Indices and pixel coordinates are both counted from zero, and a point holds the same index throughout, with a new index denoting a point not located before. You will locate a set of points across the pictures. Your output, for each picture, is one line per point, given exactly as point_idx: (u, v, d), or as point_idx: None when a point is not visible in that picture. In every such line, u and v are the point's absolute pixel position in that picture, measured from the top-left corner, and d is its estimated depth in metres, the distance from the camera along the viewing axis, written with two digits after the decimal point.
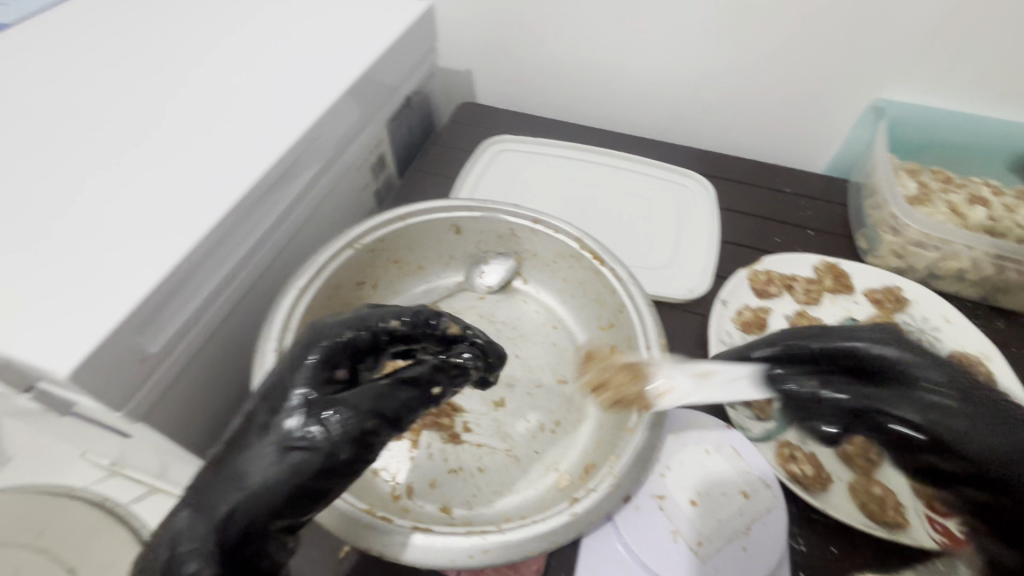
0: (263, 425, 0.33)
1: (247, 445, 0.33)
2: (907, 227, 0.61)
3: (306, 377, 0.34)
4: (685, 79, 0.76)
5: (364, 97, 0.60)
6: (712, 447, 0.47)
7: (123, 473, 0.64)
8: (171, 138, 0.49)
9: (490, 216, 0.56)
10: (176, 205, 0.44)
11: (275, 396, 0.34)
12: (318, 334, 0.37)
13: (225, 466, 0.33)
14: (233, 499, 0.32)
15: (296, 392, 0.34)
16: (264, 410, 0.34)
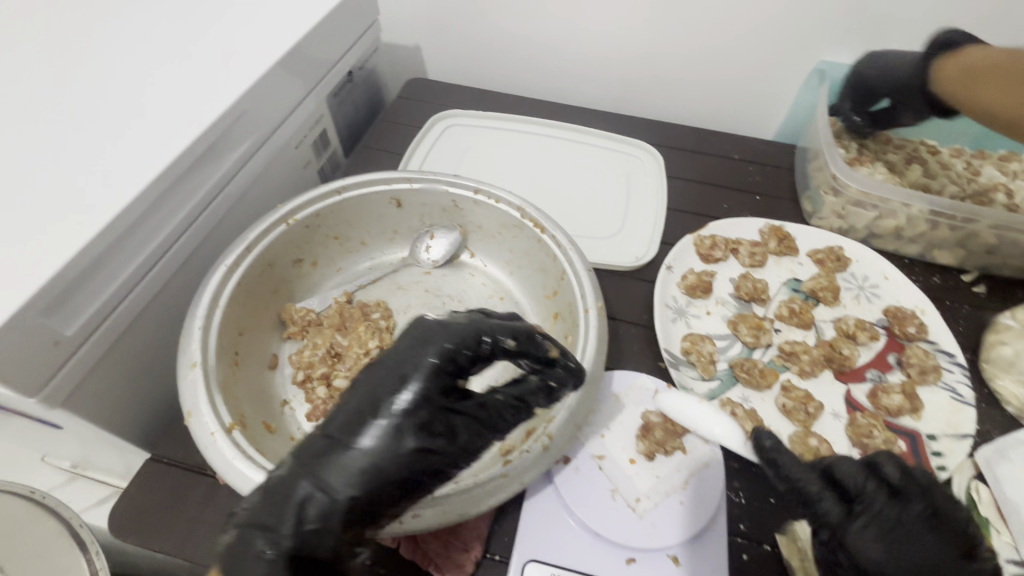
0: (364, 414, 0.32)
1: (344, 431, 0.32)
2: (847, 188, 0.61)
3: (426, 376, 0.33)
4: (632, 48, 0.76)
5: (297, 70, 0.58)
6: (652, 407, 0.48)
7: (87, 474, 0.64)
8: (82, 114, 0.46)
9: (431, 187, 0.56)
10: (86, 182, 0.42)
11: (384, 389, 0.33)
12: (433, 325, 0.35)
13: (317, 450, 0.32)
14: (320, 489, 0.30)
15: (411, 391, 0.33)
16: (374, 397, 0.33)
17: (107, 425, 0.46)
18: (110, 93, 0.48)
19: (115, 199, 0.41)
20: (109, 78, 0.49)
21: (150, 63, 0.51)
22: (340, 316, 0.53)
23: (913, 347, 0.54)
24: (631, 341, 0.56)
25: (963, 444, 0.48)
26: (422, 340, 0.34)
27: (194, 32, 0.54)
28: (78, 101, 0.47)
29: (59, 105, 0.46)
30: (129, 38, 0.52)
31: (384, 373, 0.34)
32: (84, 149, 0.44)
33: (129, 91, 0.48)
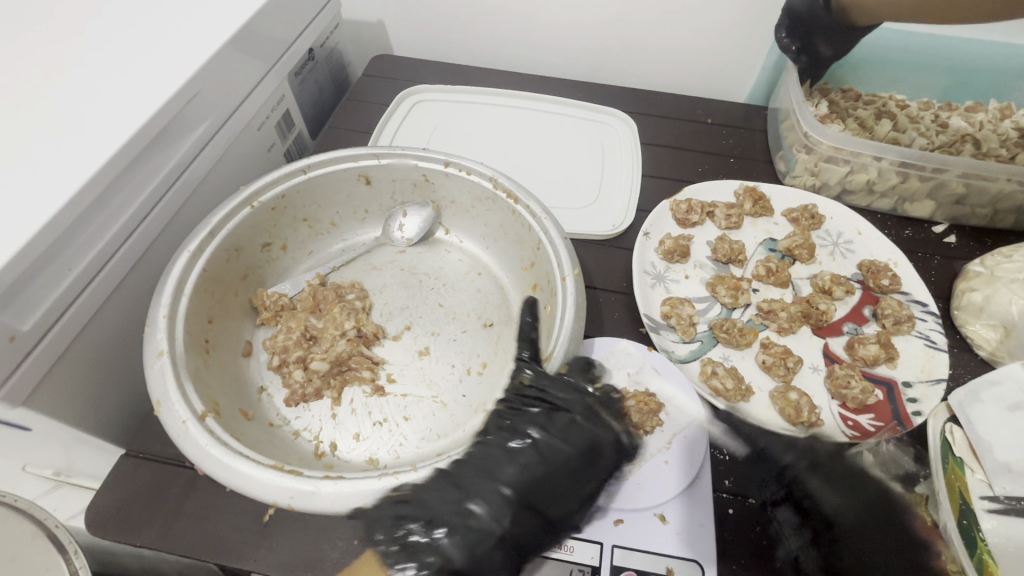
0: (535, 468, 0.40)
1: (514, 473, 0.39)
2: (818, 144, 0.61)
3: (598, 453, 0.42)
4: (600, 14, 0.74)
5: (252, 47, 0.55)
6: (633, 370, 0.49)
7: (71, 480, 0.63)
8: (20, 100, 0.43)
9: (399, 162, 0.54)
10: (31, 169, 0.40)
11: (557, 457, 0.41)
12: (600, 411, 0.44)
13: (478, 481, 0.38)
14: (495, 522, 0.37)
15: (575, 464, 0.41)
16: (545, 455, 0.40)
17: (74, 422, 0.45)
18: (48, 77, 0.45)
19: (62, 186, 0.39)
20: (44, 61, 0.46)
21: (89, 43, 0.48)
22: (314, 299, 0.52)
23: (887, 299, 0.55)
24: (612, 308, 0.55)
25: (935, 388, 0.49)
26: (591, 425, 0.43)
27: (136, 10, 0.51)
28: (13, 86, 0.44)
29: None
30: (63, 19, 0.49)
31: (561, 438, 0.41)
32: (23, 137, 0.41)
33: (69, 74, 0.46)
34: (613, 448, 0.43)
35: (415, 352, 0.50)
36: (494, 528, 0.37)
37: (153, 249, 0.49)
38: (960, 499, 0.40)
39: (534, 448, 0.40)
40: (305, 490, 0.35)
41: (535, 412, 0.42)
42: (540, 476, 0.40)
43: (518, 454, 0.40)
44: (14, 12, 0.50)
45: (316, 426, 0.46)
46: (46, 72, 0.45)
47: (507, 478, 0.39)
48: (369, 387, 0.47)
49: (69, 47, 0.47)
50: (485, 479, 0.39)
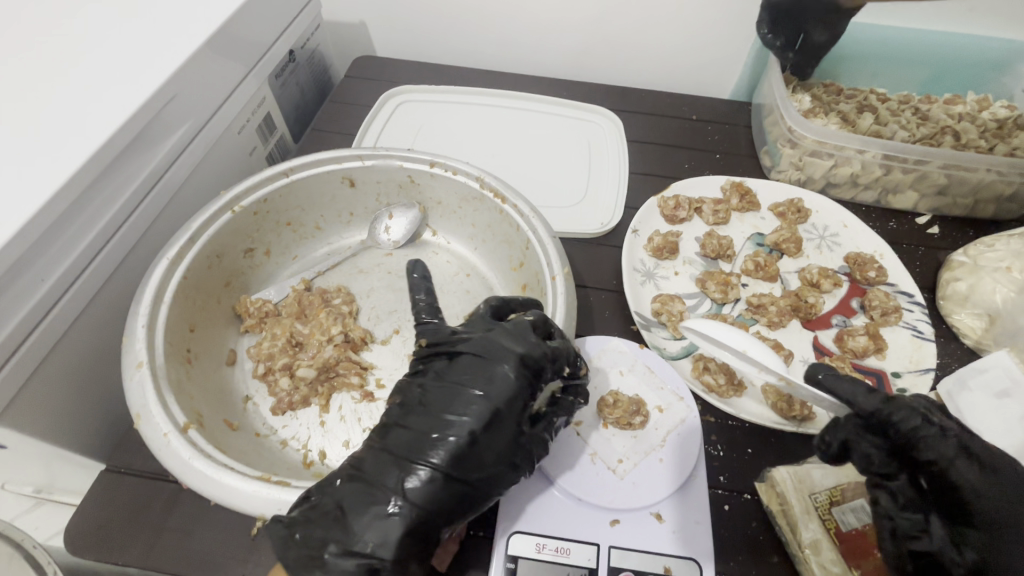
0: (446, 410, 0.35)
1: (403, 436, 0.35)
2: (803, 138, 0.62)
3: (501, 391, 0.35)
4: (584, 13, 0.74)
5: (230, 49, 0.54)
6: (626, 368, 0.48)
7: (52, 497, 0.61)
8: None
9: (384, 164, 0.53)
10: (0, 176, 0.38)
11: (460, 396, 0.35)
12: (496, 341, 0.37)
13: (398, 447, 0.34)
14: (421, 468, 0.33)
15: (482, 396, 0.35)
16: (440, 405, 0.35)
17: (51, 435, 0.43)
18: (14, 80, 0.44)
19: (31, 193, 0.38)
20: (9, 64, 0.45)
21: (56, 46, 0.46)
22: (299, 304, 0.50)
23: (874, 290, 0.55)
24: (603, 307, 0.55)
25: (923, 378, 0.49)
26: (491, 352, 0.37)
27: (105, 11, 0.50)
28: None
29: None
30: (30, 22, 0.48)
31: (453, 384, 0.36)
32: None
33: (36, 78, 0.44)
34: (519, 368, 0.36)
35: (404, 356, 0.49)
36: (421, 484, 0.33)
37: (130, 257, 0.48)
38: None
39: (436, 397, 0.36)
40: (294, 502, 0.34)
41: (439, 362, 0.38)
42: (454, 415, 0.35)
43: (440, 396, 0.36)
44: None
45: (304, 434, 0.44)
46: (13, 76, 0.44)
47: (424, 429, 0.35)
48: (358, 393, 0.46)
49: (34, 50, 0.46)
50: (404, 440, 0.35)
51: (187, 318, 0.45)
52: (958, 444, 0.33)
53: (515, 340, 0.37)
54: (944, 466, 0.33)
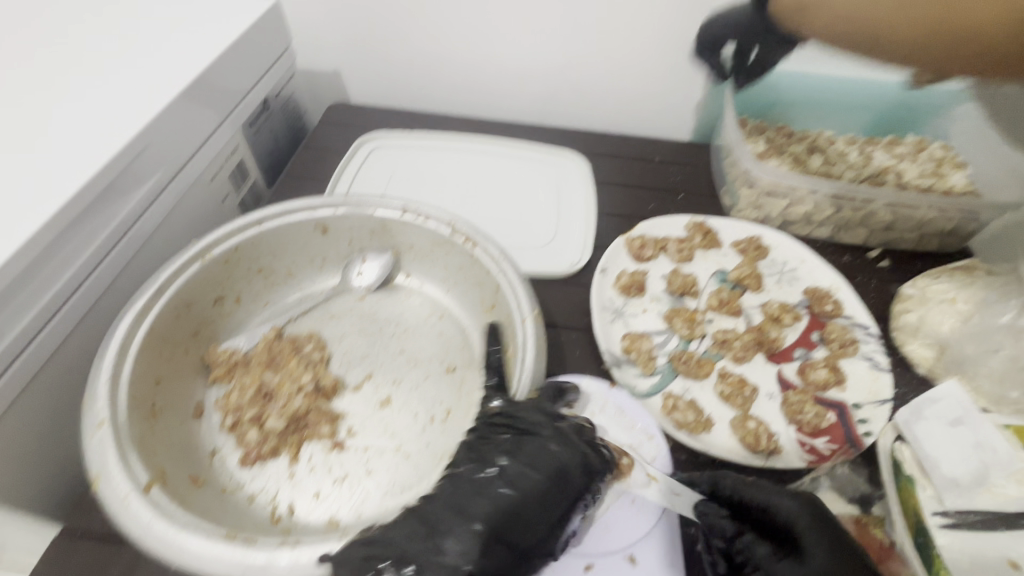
0: (515, 485, 0.38)
1: (479, 501, 0.37)
2: (758, 180, 0.65)
3: (566, 477, 0.39)
4: (550, 62, 0.77)
5: (203, 101, 0.55)
6: (598, 410, 0.48)
7: None
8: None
9: (356, 211, 0.55)
10: None
11: (525, 470, 0.38)
12: (567, 433, 0.41)
13: (474, 512, 0.36)
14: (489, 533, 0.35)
15: (546, 479, 0.39)
16: (514, 479, 0.38)
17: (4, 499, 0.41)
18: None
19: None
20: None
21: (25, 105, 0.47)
22: (269, 353, 0.50)
23: (832, 324, 0.58)
24: (573, 346, 0.56)
25: (882, 409, 0.51)
26: (551, 438, 0.41)
27: (76, 72, 0.51)
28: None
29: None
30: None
31: (526, 465, 0.39)
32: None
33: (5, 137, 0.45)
34: (582, 460, 0.41)
35: (377, 402, 0.49)
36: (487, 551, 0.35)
37: (95, 309, 0.47)
38: (915, 517, 0.42)
39: (512, 473, 0.38)
40: (258, 563, 0.34)
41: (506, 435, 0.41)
42: (530, 493, 0.38)
43: (515, 472, 0.38)
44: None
45: (273, 487, 0.44)
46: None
47: (490, 493, 0.37)
48: (328, 443, 0.46)
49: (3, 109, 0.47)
50: (467, 502, 0.37)
51: (151, 371, 0.44)
52: (761, 484, 0.40)
53: (587, 442, 0.42)
54: (772, 515, 0.39)
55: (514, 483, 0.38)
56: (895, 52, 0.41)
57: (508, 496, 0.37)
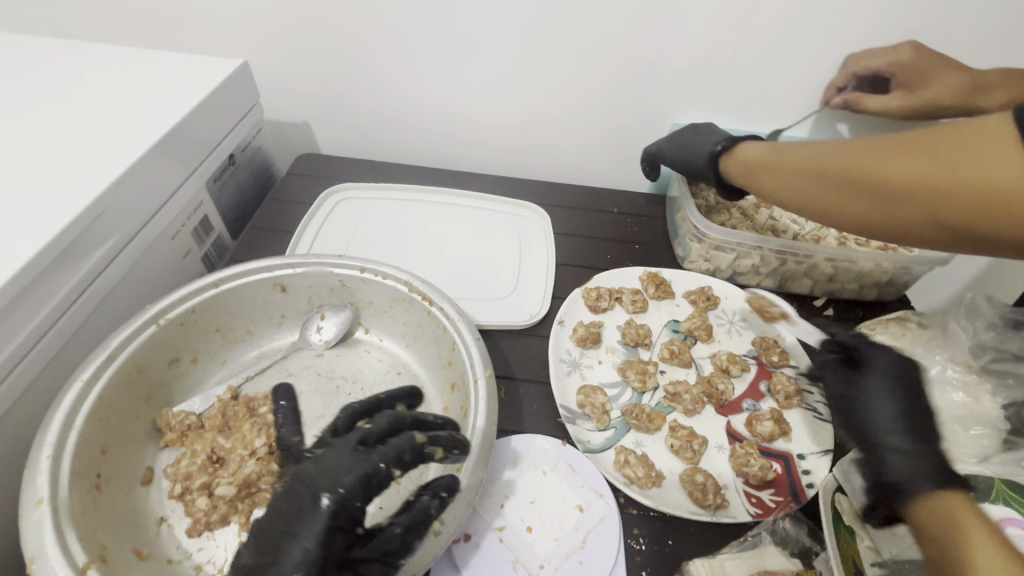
0: (315, 520, 0.37)
1: (291, 513, 0.38)
2: (707, 235, 0.69)
3: (356, 471, 0.39)
4: (512, 119, 0.81)
5: (165, 163, 0.57)
6: (549, 468, 0.49)
7: None
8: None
9: (315, 270, 0.56)
10: None
11: (320, 474, 0.39)
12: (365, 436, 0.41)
13: (282, 523, 0.38)
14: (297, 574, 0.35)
15: (342, 480, 0.38)
16: (308, 486, 0.39)
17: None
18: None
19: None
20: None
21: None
22: (223, 416, 0.50)
23: (778, 375, 0.60)
24: (530, 400, 0.57)
25: (824, 460, 0.53)
26: (355, 447, 0.41)
27: (36, 145, 0.52)
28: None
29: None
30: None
31: (324, 468, 0.40)
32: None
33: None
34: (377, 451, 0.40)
35: None
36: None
37: (45, 374, 0.47)
38: (853, 567, 0.44)
39: (309, 478, 0.39)
40: None
41: (308, 467, 0.40)
42: (324, 491, 0.38)
43: (311, 477, 0.39)
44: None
45: (221, 557, 0.43)
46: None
47: (295, 532, 0.37)
48: None
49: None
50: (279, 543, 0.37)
51: (97, 441, 0.43)
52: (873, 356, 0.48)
53: (387, 454, 0.40)
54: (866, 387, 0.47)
55: (309, 520, 0.37)
56: (873, 231, 0.42)
57: (310, 533, 0.37)
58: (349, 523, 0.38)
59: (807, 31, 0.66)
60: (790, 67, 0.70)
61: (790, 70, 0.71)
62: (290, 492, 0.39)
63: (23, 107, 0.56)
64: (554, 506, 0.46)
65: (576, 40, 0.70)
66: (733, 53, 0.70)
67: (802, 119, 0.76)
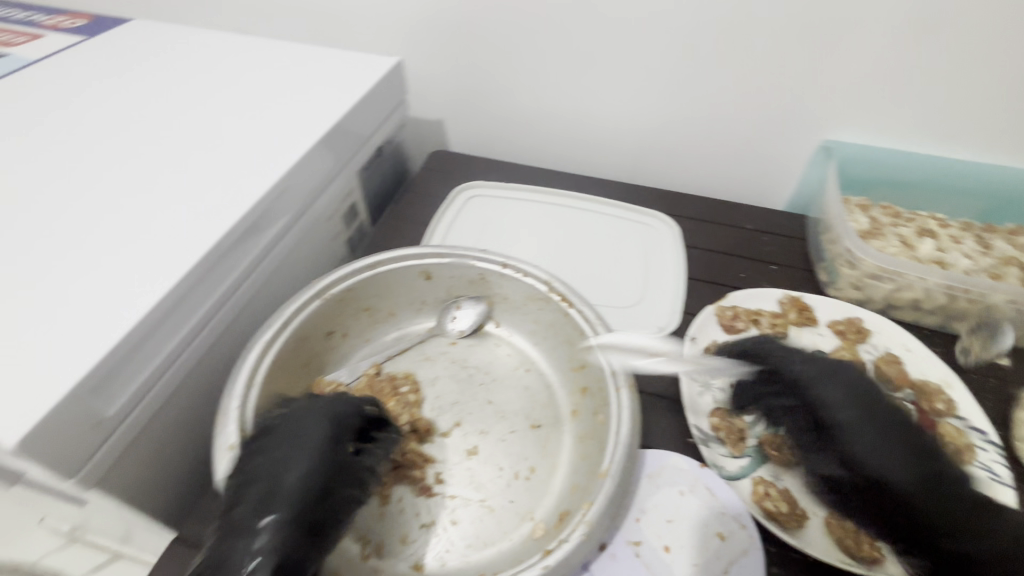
0: (280, 468, 0.38)
1: (246, 489, 0.38)
2: (863, 261, 0.63)
3: (312, 435, 0.41)
4: (646, 126, 0.80)
5: (333, 149, 0.62)
6: (686, 488, 0.47)
7: (116, 549, 0.71)
8: (130, 211, 0.49)
9: (459, 262, 0.58)
10: (152, 261, 0.45)
11: (268, 448, 0.40)
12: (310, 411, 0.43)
13: (246, 494, 0.37)
14: (271, 513, 0.36)
15: (293, 449, 0.39)
16: (264, 461, 0.39)
17: (141, 507, 0.46)
18: (155, 189, 0.51)
19: (156, 288, 0.43)
20: (153, 173, 0.52)
21: (190, 158, 0.54)
22: (371, 389, 0.54)
23: (942, 424, 0.54)
24: (658, 415, 0.56)
25: None
26: (299, 422, 0.42)
27: (232, 129, 0.58)
28: (128, 196, 0.50)
29: (108, 203, 0.49)
30: (170, 137, 0.57)
31: (279, 441, 0.40)
32: (127, 244, 0.46)
33: (172, 184, 0.51)
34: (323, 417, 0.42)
35: (464, 451, 0.51)
36: (275, 533, 0.35)
37: (229, 333, 0.52)
38: None
39: (260, 457, 0.39)
40: None
41: (266, 434, 0.42)
42: (278, 459, 0.39)
43: (266, 453, 0.39)
44: (126, 131, 0.57)
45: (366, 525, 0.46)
46: (150, 184, 0.52)
47: (268, 482, 0.38)
48: (417, 487, 0.48)
49: (172, 161, 0.54)
50: (252, 494, 0.37)
51: (266, 396, 0.47)
52: None
53: (333, 416, 0.43)
54: None
55: (271, 485, 0.37)
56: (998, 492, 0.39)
57: (282, 476, 0.38)
58: (319, 470, 0.39)
59: (1009, 42, 0.59)
60: (978, 82, 0.63)
61: (977, 85, 0.63)
62: (244, 471, 0.39)
63: (214, 90, 0.63)
64: (692, 529, 0.45)
65: (729, 45, 0.67)
66: (909, 64, 0.64)
67: (984, 141, 0.68)
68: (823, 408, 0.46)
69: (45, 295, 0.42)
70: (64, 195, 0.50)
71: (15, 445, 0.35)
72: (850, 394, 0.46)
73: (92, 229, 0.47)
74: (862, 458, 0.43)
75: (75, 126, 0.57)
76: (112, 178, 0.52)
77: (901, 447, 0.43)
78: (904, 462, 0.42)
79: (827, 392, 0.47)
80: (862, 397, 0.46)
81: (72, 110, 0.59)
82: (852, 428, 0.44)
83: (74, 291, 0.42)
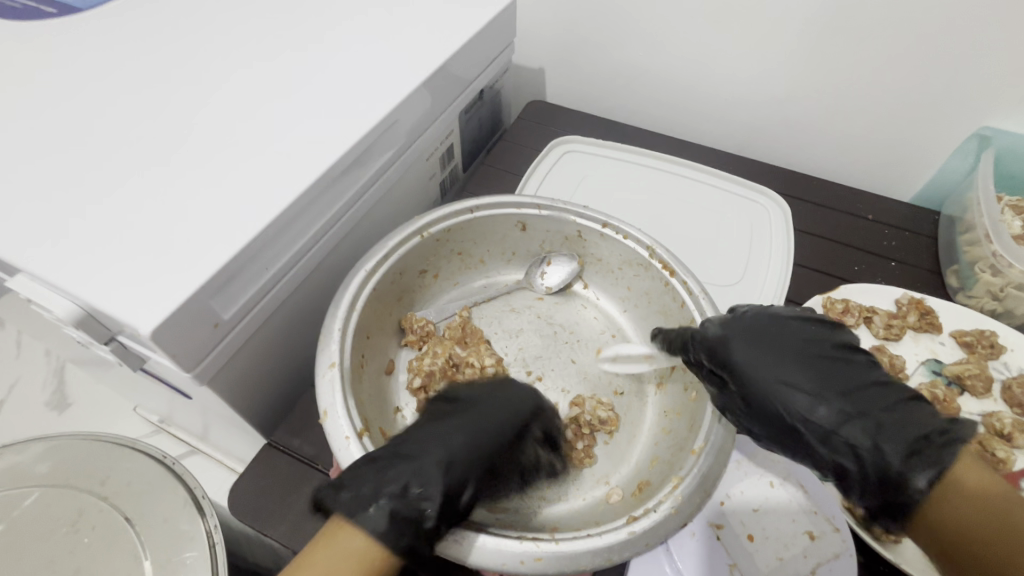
0: (469, 427, 0.41)
1: (435, 439, 0.40)
2: (1010, 268, 0.56)
3: (509, 412, 0.44)
4: (767, 96, 0.72)
5: (439, 87, 0.60)
6: (777, 480, 0.46)
7: (201, 446, 0.77)
8: (246, 129, 0.50)
9: (558, 216, 0.56)
10: (267, 178, 0.46)
11: (467, 412, 0.43)
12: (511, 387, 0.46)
13: (434, 438, 0.40)
14: (451, 468, 0.38)
15: (492, 424, 0.42)
16: (455, 423, 0.42)
17: (242, 412, 0.50)
18: (271, 110, 0.52)
19: (272, 205, 0.44)
20: (272, 96, 0.53)
21: (304, 82, 0.54)
22: (462, 330, 0.55)
23: None
24: None
25: None
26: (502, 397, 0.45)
27: (345, 57, 0.57)
28: (245, 116, 0.51)
29: (233, 121, 0.50)
30: (288, 61, 0.57)
31: (486, 410, 0.43)
32: (239, 159, 0.47)
33: (287, 108, 0.52)
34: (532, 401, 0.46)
35: None
36: (446, 486, 0.37)
37: (331, 257, 0.53)
38: None
39: (453, 420, 0.42)
40: (472, 551, 0.36)
41: (469, 395, 0.45)
42: (475, 427, 0.42)
43: (462, 421, 0.42)
44: (246, 53, 0.57)
45: None
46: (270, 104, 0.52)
47: (465, 432, 0.41)
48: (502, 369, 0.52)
49: (290, 84, 0.54)
50: (444, 439, 0.40)
51: (360, 321, 0.49)
52: None
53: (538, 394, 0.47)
54: None
55: (453, 444, 0.40)
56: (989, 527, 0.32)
57: (474, 429, 0.41)
58: (502, 447, 0.42)
59: None
60: None
61: None
62: (432, 426, 0.42)
63: (330, 16, 0.63)
64: (779, 522, 0.44)
65: (888, 9, 0.59)
66: None
67: None
68: (730, 350, 0.41)
69: (171, 200, 0.44)
70: (192, 107, 0.51)
71: (152, 333, 0.37)
72: (753, 336, 0.42)
73: (212, 143, 0.48)
74: (798, 409, 0.38)
75: (200, 42, 0.58)
76: (235, 95, 0.53)
77: (815, 383, 0.39)
78: (833, 417, 0.38)
79: (733, 344, 0.42)
80: (798, 348, 0.41)
81: (197, 25, 0.60)
82: (767, 363, 0.40)
83: (199, 200, 0.44)
